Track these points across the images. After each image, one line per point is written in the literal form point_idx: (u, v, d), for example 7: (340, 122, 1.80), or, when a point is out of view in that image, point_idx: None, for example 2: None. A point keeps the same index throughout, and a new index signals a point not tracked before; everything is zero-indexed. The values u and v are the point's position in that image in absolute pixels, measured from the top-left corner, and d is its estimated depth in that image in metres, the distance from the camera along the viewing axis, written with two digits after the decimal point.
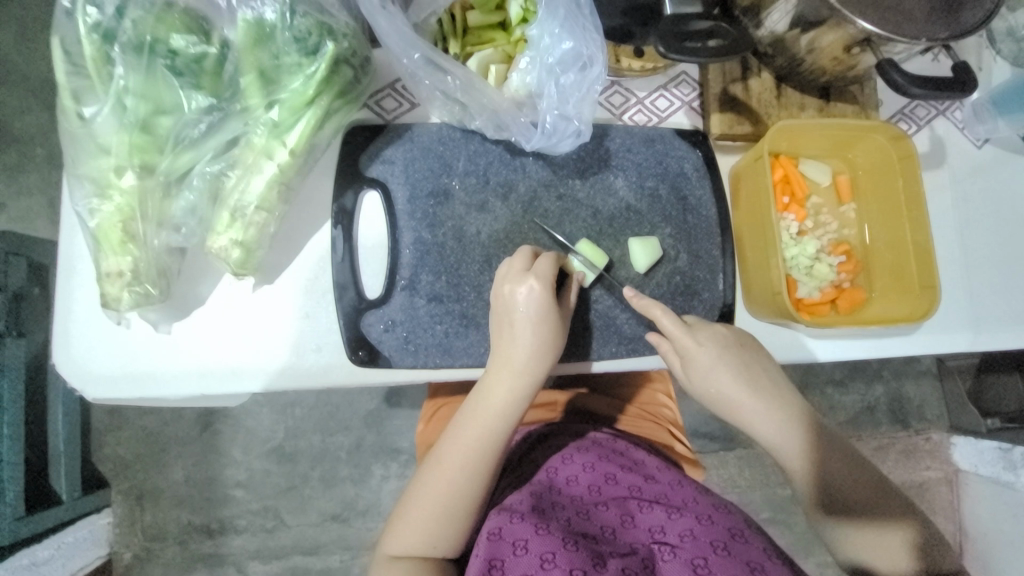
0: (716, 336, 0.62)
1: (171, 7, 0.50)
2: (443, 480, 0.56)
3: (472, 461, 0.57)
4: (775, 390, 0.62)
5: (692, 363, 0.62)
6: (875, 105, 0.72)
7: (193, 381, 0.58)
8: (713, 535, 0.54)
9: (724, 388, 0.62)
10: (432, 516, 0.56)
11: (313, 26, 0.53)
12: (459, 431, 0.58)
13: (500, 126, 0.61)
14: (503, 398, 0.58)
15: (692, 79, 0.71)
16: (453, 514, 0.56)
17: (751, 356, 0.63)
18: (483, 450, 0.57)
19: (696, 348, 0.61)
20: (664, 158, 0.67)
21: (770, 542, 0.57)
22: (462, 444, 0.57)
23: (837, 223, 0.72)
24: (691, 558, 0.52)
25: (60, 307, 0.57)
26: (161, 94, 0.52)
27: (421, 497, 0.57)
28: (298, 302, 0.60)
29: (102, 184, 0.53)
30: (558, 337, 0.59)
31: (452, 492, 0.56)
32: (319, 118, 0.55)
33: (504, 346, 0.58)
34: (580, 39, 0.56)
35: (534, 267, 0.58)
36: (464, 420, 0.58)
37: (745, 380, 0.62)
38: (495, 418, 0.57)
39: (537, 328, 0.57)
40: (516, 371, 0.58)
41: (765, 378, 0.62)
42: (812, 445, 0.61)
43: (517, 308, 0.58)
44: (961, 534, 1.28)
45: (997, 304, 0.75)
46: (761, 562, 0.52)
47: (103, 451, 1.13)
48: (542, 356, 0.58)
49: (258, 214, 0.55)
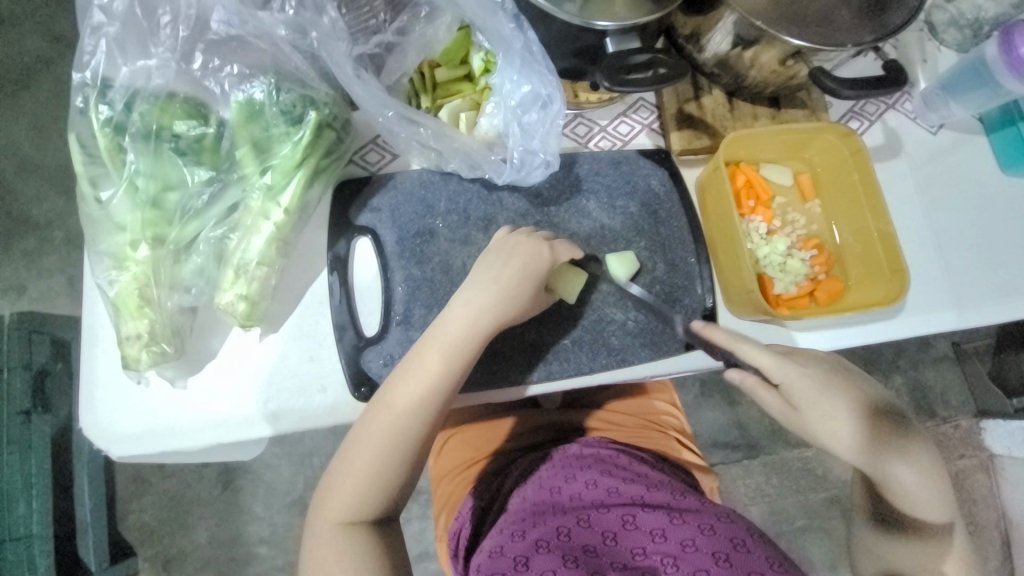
0: (818, 361, 0.60)
1: (173, 98, 0.57)
2: (373, 444, 0.57)
3: (401, 429, 0.57)
4: (900, 433, 0.58)
5: (792, 389, 0.59)
6: (824, 107, 0.77)
7: (210, 432, 0.62)
8: (715, 547, 0.56)
9: (840, 419, 0.58)
10: (362, 481, 0.56)
11: (296, 99, 0.59)
12: (390, 398, 0.57)
13: (474, 166, 0.66)
14: (435, 373, 0.58)
15: (649, 104, 0.77)
16: (383, 482, 0.57)
17: (855, 381, 0.60)
18: (416, 419, 0.57)
19: (792, 373, 0.59)
20: (631, 177, 0.72)
21: (777, 551, 0.58)
22: (394, 411, 0.57)
23: (805, 219, 0.75)
24: (693, 569, 0.55)
25: (85, 373, 0.62)
26: (168, 172, 0.58)
27: (354, 460, 0.57)
28: (302, 346, 0.64)
29: (119, 258, 0.58)
30: (507, 303, 0.60)
31: (381, 459, 0.57)
32: (308, 177, 0.61)
33: (444, 319, 0.60)
34: (538, 82, 0.62)
35: (511, 246, 0.62)
36: (415, 372, 0.58)
37: (861, 411, 0.58)
38: (425, 392, 0.57)
39: (486, 305, 0.60)
40: (453, 344, 0.59)
41: (879, 409, 0.58)
42: (920, 500, 0.57)
43: (478, 280, 0.60)
44: (1005, 522, 1.25)
45: (978, 278, 0.77)
46: (762, 571, 0.54)
47: (127, 520, 1.15)
48: (482, 333, 0.60)
49: (259, 268, 0.60)
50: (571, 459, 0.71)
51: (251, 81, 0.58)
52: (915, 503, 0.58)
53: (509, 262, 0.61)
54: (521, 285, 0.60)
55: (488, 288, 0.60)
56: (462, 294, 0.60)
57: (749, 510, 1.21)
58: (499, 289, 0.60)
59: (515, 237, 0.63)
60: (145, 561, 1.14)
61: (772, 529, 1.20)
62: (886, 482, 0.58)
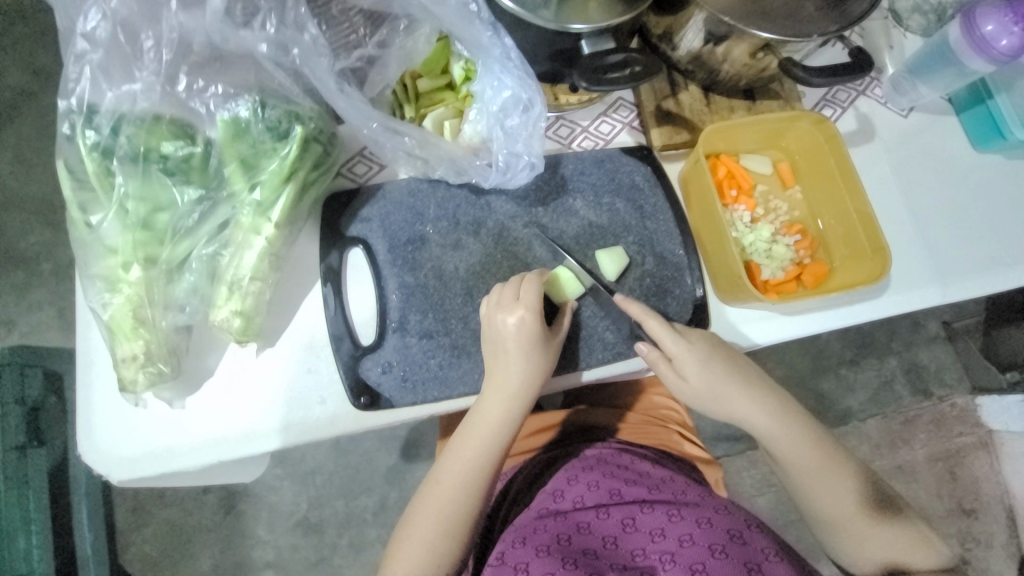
0: (705, 338, 0.66)
1: (159, 119, 0.58)
2: (432, 524, 0.61)
3: (456, 508, 0.62)
4: (788, 406, 0.68)
5: (686, 367, 0.65)
6: (797, 97, 0.79)
7: (211, 450, 0.61)
8: (712, 539, 0.58)
9: (722, 387, 0.66)
10: (426, 558, 0.61)
11: (282, 114, 0.61)
12: (444, 480, 0.63)
13: (460, 172, 0.67)
14: (479, 453, 0.63)
15: (629, 103, 0.78)
16: (445, 559, 0.61)
17: (734, 353, 0.68)
18: (467, 498, 0.62)
19: (686, 351, 0.65)
20: (615, 175, 0.74)
21: (774, 539, 0.61)
22: (447, 490, 0.62)
23: (787, 206, 0.77)
24: (691, 563, 0.57)
25: (81, 398, 0.61)
26: (158, 193, 0.59)
27: (412, 534, 0.61)
28: (300, 359, 0.64)
29: (111, 280, 0.58)
30: (542, 361, 0.63)
31: (440, 537, 0.61)
32: (298, 191, 0.62)
33: (488, 387, 0.63)
34: (518, 86, 0.63)
35: (522, 297, 0.62)
36: (461, 445, 0.63)
37: (739, 378, 0.66)
38: (473, 472, 0.62)
39: (521, 371, 0.62)
40: (500, 415, 0.63)
41: (753, 374, 0.68)
42: (807, 442, 0.67)
43: (506, 342, 0.62)
44: (1007, 497, 1.26)
45: (958, 254, 0.79)
46: (759, 561, 0.57)
47: (129, 552, 1.13)
48: (522, 398, 0.63)
49: (253, 283, 0.61)
50: (575, 461, 0.71)
51: (236, 100, 0.59)
52: (805, 446, 0.67)
53: (520, 331, 0.61)
54: (544, 360, 0.63)
55: (521, 355, 0.62)
56: (492, 370, 0.63)
57: (755, 501, 1.21)
58: (524, 367, 0.62)
59: (519, 295, 0.63)
60: None
61: (780, 519, 1.21)
62: (776, 437, 0.67)
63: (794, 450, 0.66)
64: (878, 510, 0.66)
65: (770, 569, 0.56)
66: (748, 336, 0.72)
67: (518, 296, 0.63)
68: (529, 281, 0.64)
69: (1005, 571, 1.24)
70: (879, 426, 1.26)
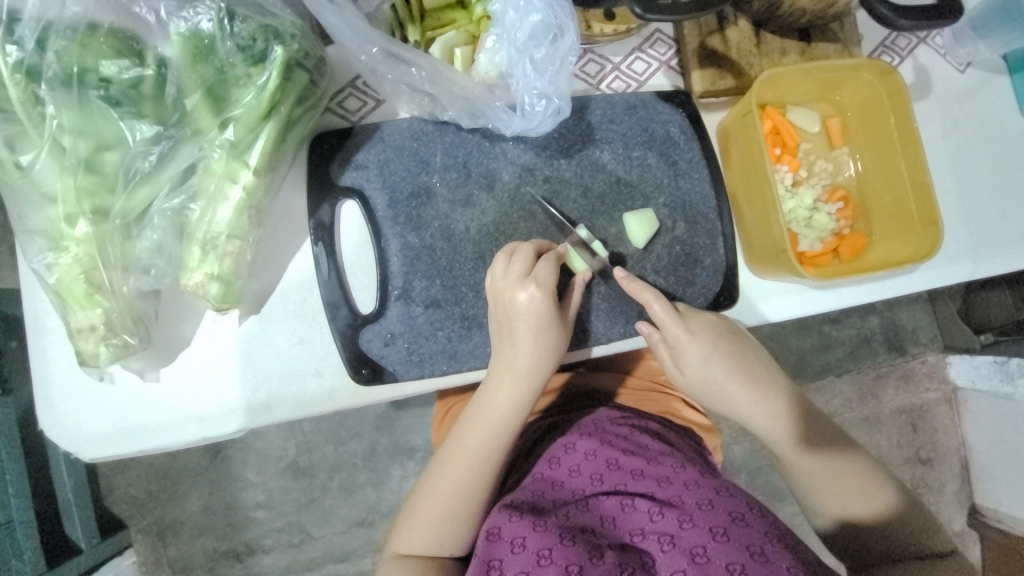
0: (699, 320, 0.61)
1: (94, 30, 0.45)
2: (436, 505, 0.59)
3: (462, 491, 0.59)
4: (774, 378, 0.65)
5: (681, 354, 0.61)
6: (857, 41, 0.68)
7: (193, 426, 0.55)
8: (713, 521, 0.55)
9: (719, 377, 0.62)
10: (432, 539, 0.59)
11: (255, 30, 0.48)
12: (450, 462, 0.59)
13: (475, 114, 0.57)
14: (488, 436, 0.59)
15: (667, 37, 0.67)
16: (450, 540, 0.59)
17: (736, 335, 0.63)
18: (474, 481, 0.59)
19: (687, 337, 0.60)
20: (648, 124, 0.64)
21: (772, 523, 0.57)
22: (454, 472, 0.59)
23: (831, 169, 0.70)
24: (690, 547, 0.54)
25: (36, 369, 0.54)
26: (102, 128, 0.47)
27: (422, 508, 0.59)
28: (291, 328, 0.57)
29: (55, 237, 0.48)
30: (558, 336, 0.58)
31: (445, 520, 0.59)
32: (280, 130, 0.51)
33: (500, 366, 0.57)
34: (548, 9, 0.52)
35: (534, 272, 0.56)
36: (469, 425, 0.59)
37: (734, 364, 0.62)
38: (483, 457, 0.59)
39: (535, 351, 0.56)
40: (516, 396, 0.58)
41: (750, 358, 0.63)
42: (801, 422, 0.64)
43: (516, 317, 0.56)
44: (963, 448, 1.32)
45: (995, 229, 0.74)
46: (762, 545, 0.54)
47: (114, 494, 1.10)
48: (538, 378, 0.58)
49: (231, 242, 0.51)
50: (574, 430, 0.68)
51: (194, 7, 0.47)
52: (799, 426, 0.64)
53: (532, 309, 0.56)
54: (557, 339, 0.57)
55: (532, 337, 0.56)
56: (500, 349, 0.57)
57: (732, 449, 1.24)
58: (535, 348, 0.56)
59: (536, 273, 0.56)
60: (137, 534, 1.11)
61: (755, 466, 1.24)
62: (756, 415, 0.64)
63: (790, 438, 0.63)
64: (864, 479, 0.62)
65: (773, 553, 0.53)
66: (773, 312, 0.67)
67: (529, 270, 0.56)
68: (538, 254, 0.57)
69: (954, 512, 1.32)
70: (853, 381, 1.29)
